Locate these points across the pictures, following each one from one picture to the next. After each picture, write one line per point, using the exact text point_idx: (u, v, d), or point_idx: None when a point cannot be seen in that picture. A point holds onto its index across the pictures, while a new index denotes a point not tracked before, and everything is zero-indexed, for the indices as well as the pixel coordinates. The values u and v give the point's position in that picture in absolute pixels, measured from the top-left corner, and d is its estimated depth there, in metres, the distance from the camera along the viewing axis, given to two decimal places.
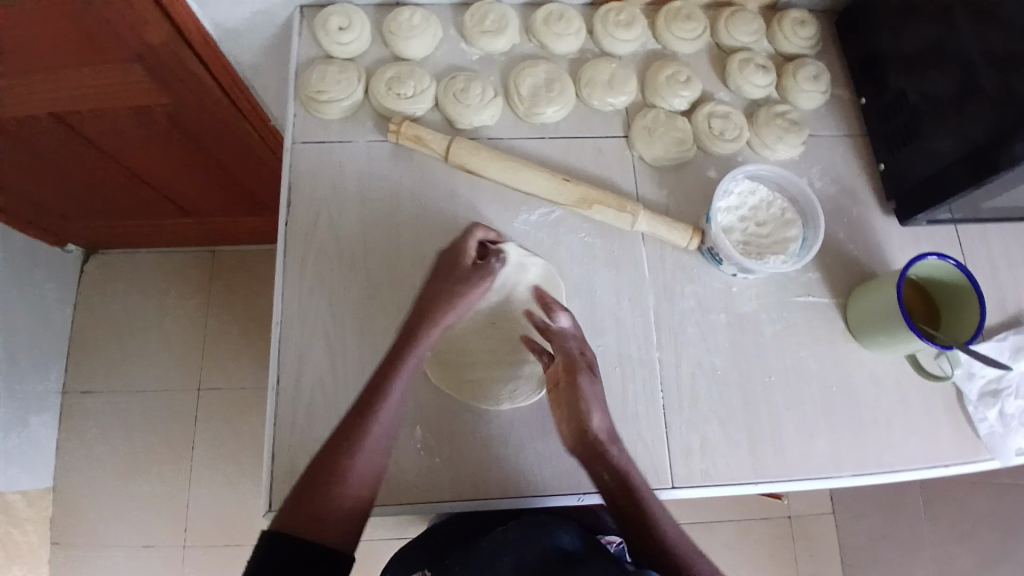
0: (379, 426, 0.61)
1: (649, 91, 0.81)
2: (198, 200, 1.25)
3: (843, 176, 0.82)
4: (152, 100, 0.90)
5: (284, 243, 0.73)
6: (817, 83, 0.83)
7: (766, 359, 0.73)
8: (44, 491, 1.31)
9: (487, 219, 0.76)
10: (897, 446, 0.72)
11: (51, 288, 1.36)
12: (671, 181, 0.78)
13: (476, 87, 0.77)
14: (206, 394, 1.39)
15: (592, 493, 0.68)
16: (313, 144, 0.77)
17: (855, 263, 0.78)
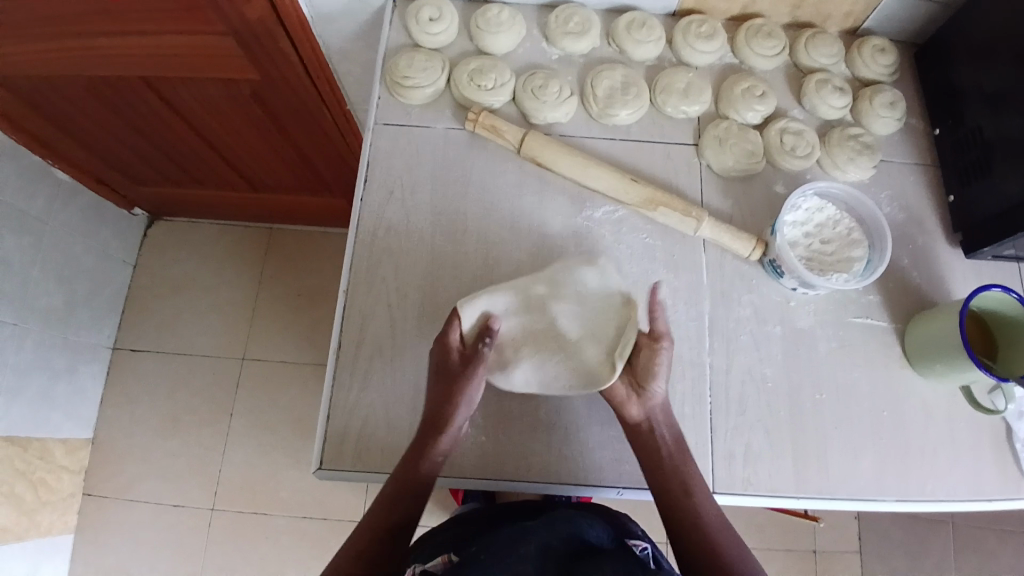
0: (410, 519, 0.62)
1: (723, 103, 0.82)
2: (265, 176, 1.31)
3: (911, 204, 0.82)
4: (240, 74, 0.95)
5: (357, 216, 0.77)
6: (893, 110, 0.83)
7: (818, 374, 0.73)
8: (83, 440, 1.37)
9: (550, 210, 0.78)
10: (944, 478, 0.71)
11: (115, 247, 1.43)
12: (737, 191, 0.79)
13: (555, 85, 0.80)
14: (248, 362, 1.44)
15: (632, 489, 0.69)
16: (394, 126, 0.81)
17: (917, 290, 0.78)
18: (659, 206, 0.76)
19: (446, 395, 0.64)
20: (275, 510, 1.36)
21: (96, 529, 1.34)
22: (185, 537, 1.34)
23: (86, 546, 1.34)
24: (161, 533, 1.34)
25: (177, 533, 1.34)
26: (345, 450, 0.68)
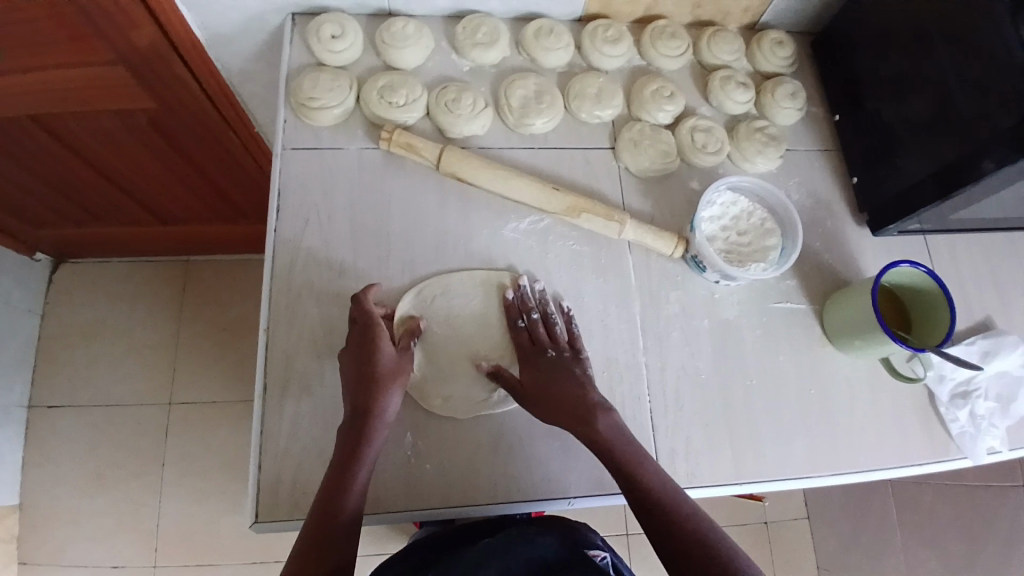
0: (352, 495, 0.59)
1: (635, 105, 0.83)
2: (175, 208, 1.24)
3: (817, 190, 0.86)
4: (135, 105, 0.89)
5: (272, 250, 0.73)
6: (793, 100, 0.86)
7: (747, 363, 0.76)
8: (9, 507, 1.25)
9: (475, 224, 0.77)
10: (870, 448, 0.75)
11: (17, 296, 1.31)
12: (656, 192, 0.81)
13: (468, 98, 0.79)
14: (176, 408, 1.36)
15: (581, 498, 0.68)
16: (304, 150, 0.77)
17: (829, 271, 0.82)
18: (581, 210, 0.76)
19: (379, 391, 0.63)
20: (222, 560, 1.28)
21: None
22: None
23: None
24: None
25: None
26: (281, 499, 0.65)
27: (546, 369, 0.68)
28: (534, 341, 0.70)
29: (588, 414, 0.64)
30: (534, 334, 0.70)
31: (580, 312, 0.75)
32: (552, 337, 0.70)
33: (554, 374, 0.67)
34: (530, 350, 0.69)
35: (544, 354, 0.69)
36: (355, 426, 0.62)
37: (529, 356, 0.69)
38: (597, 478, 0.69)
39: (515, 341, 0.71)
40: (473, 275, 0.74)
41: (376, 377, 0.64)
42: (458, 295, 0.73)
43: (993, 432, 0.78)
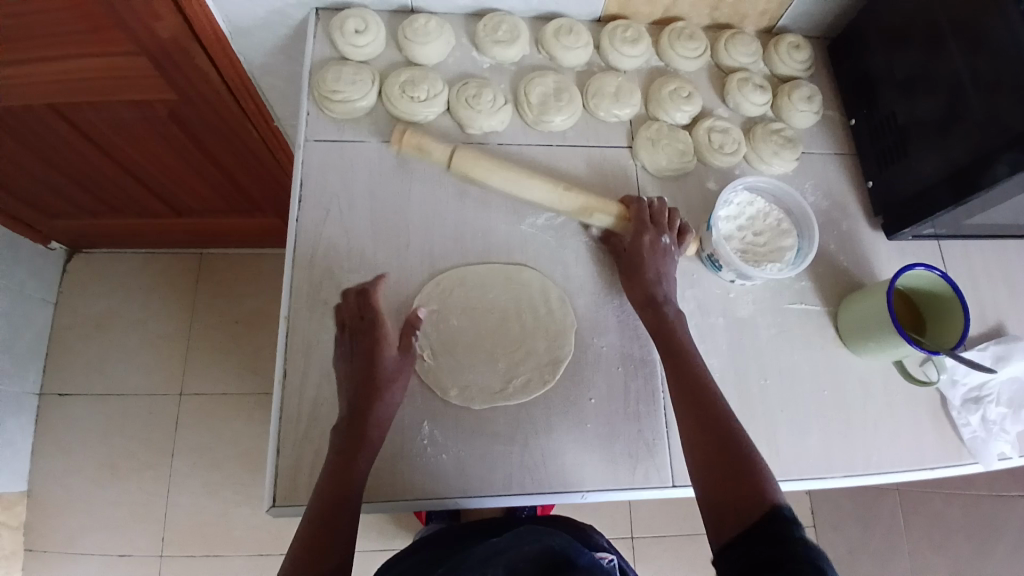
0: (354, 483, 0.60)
1: (652, 105, 0.84)
2: (191, 200, 1.25)
3: (833, 192, 0.86)
4: (157, 96, 0.91)
5: (293, 240, 0.74)
6: (810, 103, 0.87)
7: (762, 361, 0.76)
8: (18, 495, 1.27)
9: (494, 218, 0.78)
10: (884, 449, 0.75)
11: (33, 285, 1.33)
12: (672, 190, 0.82)
13: (488, 94, 0.80)
14: (187, 398, 1.36)
15: (595, 491, 0.68)
16: (325, 142, 0.78)
17: (844, 273, 0.82)
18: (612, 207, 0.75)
19: (380, 387, 0.64)
20: (230, 550, 1.29)
21: None
22: None
23: None
24: None
25: None
26: (298, 484, 0.65)
27: (652, 255, 0.73)
28: (654, 223, 0.74)
29: (654, 304, 0.71)
30: (657, 216, 0.75)
31: (597, 307, 0.76)
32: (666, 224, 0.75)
33: (660, 262, 0.73)
34: (648, 228, 0.74)
35: (659, 239, 0.74)
36: (356, 419, 0.63)
37: (641, 231, 0.73)
38: (611, 472, 0.69)
39: (637, 214, 0.74)
40: (491, 268, 0.75)
41: (376, 374, 0.65)
42: (476, 287, 0.74)
43: (1005, 437, 0.78)
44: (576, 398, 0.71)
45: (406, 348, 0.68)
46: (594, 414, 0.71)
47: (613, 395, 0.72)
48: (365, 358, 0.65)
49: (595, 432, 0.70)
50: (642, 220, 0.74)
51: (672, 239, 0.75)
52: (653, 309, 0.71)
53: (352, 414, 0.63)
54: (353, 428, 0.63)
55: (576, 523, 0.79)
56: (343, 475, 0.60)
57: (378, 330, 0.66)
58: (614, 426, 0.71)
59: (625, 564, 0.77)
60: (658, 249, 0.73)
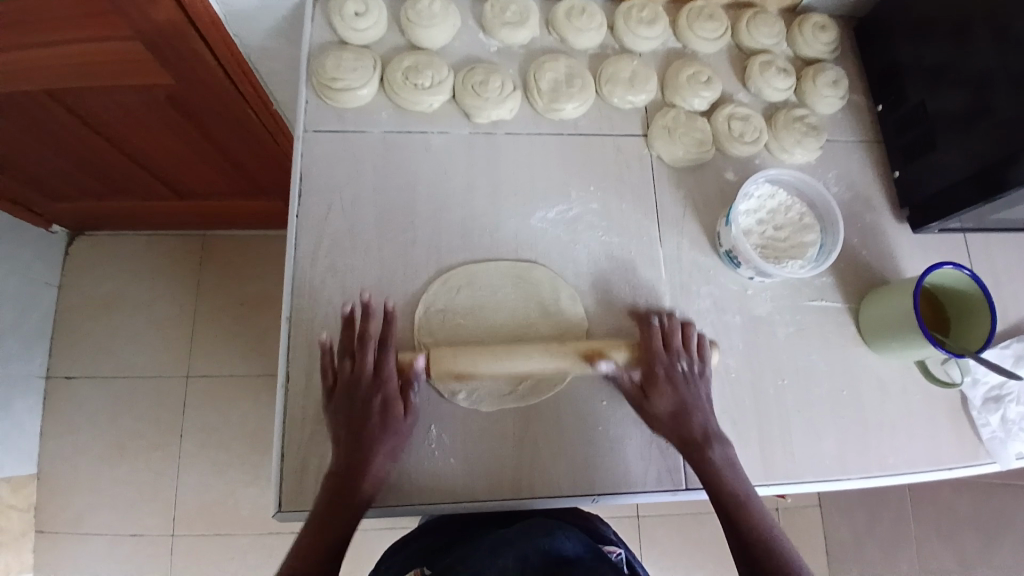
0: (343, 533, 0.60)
1: (669, 90, 0.80)
2: (192, 183, 1.22)
3: (855, 183, 0.82)
4: (154, 80, 0.87)
5: (295, 236, 0.71)
6: (835, 88, 0.82)
7: (779, 361, 0.74)
8: (27, 477, 1.26)
9: (502, 213, 0.75)
10: (901, 449, 0.73)
11: (36, 266, 1.31)
12: (689, 181, 0.78)
13: (496, 80, 0.76)
14: (195, 380, 1.36)
15: (605, 494, 0.67)
16: (327, 133, 0.75)
17: (866, 268, 0.79)
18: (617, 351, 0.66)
19: (378, 441, 0.63)
20: (240, 530, 1.30)
21: (51, 570, 1.25)
22: (145, 569, 1.26)
23: None
24: (118, 567, 1.26)
25: (138, 565, 1.26)
26: (304, 488, 0.64)
27: (668, 389, 0.66)
28: (666, 347, 0.68)
29: (697, 445, 0.65)
30: (667, 338, 0.69)
31: (610, 306, 0.73)
32: (680, 346, 0.69)
33: (686, 396, 0.66)
34: (662, 355, 0.67)
35: (676, 366, 0.67)
36: (349, 467, 0.62)
37: (657, 363, 0.67)
38: (623, 475, 0.68)
39: (647, 339, 0.68)
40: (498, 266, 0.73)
41: (378, 426, 0.63)
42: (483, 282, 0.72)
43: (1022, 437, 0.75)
44: (589, 400, 0.70)
45: (411, 406, 0.65)
46: (605, 416, 0.69)
47: (625, 396, 0.70)
48: (374, 408, 0.63)
49: (607, 434, 0.69)
50: (654, 345, 0.68)
51: (692, 362, 0.68)
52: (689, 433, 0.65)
53: (343, 461, 0.62)
54: (348, 475, 0.61)
55: (581, 512, 0.78)
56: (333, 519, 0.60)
57: (383, 381, 0.64)
58: (626, 429, 0.69)
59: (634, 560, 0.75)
60: (679, 378, 0.67)
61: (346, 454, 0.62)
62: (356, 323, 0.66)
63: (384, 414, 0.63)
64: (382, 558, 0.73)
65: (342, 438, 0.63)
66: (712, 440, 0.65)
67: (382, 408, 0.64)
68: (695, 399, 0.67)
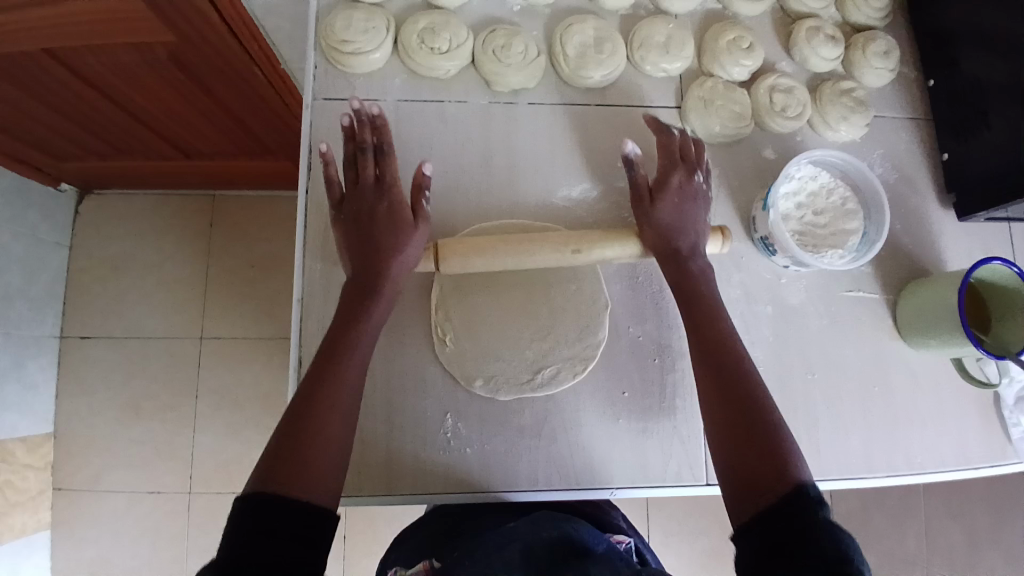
0: (346, 379, 0.54)
1: (706, 58, 0.73)
2: (198, 142, 1.17)
3: (902, 163, 0.76)
4: (154, 37, 0.82)
5: (304, 214, 0.67)
6: (886, 59, 0.75)
7: (810, 354, 0.70)
8: (44, 436, 1.29)
9: (523, 191, 0.70)
10: (930, 447, 0.71)
11: (42, 226, 1.29)
12: (724, 159, 0.73)
13: (519, 44, 0.70)
14: (208, 342, 1.36)
15: (624, 488, 0.65)
16: (336, 101, 0.70)
17: (907, 257, 0.74)
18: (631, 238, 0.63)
19: (386, 256, 0.59)
20: None
21: (71, 526, 1.28)
22: (164, 525, 1.29)
23: (63, 543, 1.28)
24: (137, 523, 1.29)
25: (156, 521, 1.29)
26: None
27: (676, 199, 0.64)
28: (682, 157, 0.67)
29: (679, 258, 0.62)
30: (683, 148, 0.67)
31: (636, 293, 0.70)
32: (694, 159, 0.67)
33: (687, 204, 0.64)
34: (676, 161, 0.66)
35: (690, 180, 0.65)
36: (355, 300, 0.58)
37: (668, 171, 0.65)
38: (643, 469, 0.66)
39: (665, 143, 0.67)
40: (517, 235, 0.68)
41: (388, 233, 0.60)
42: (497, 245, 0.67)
43: None
44: (610, 392, 0.67)
45: (421, 218, 0.62)
46: (626, 409, 0.67)
47: (647, 389, 0.68)
48: (385, 212, 0.61)
49: (628, 427, 0.66)
50: (671, 152, 0.67)
51: (703, 176, 0.66)
52: (676, 262, 0.62)
53: (349, 295, 0.59)
54: (358, 289, 0.59)
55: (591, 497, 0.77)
56: (335, 369, 0.54)
57: (394, 185, 0.62)
58: (648, 422, 0.67)
59: (643, 545, 0.75)
60: (686, 191, 0.65)
61: (353, 281, 0.60)
62: (357, 133, 0.62)
63: (388, 224, 0.60)
64: (393, 539, 0.72)
65: (345, 246, 0.61)
66: (695, 253, 0.62)
67: (387, 224, 0.60)
68: (695, 216, 0.64)
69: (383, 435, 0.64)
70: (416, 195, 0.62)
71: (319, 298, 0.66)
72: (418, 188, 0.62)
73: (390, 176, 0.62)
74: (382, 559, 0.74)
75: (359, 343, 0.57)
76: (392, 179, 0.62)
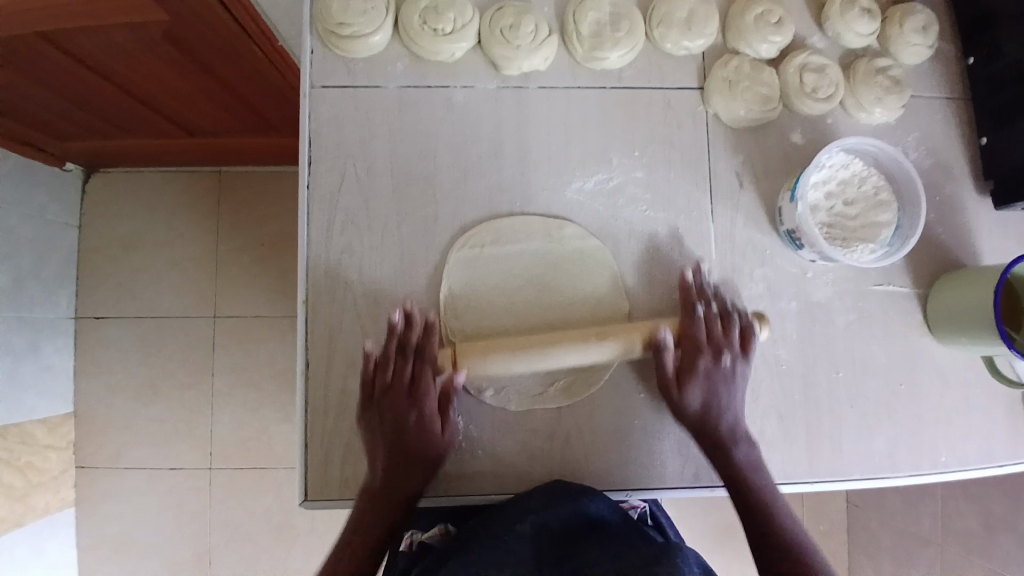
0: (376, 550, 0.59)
1: (732, 34, 0.68)
2: (200, 120, 1.14)
3: (940, 147, 0.71)
4: (145, 17, 0.77)
5: (307, 209, 0.65)
6: (924, 36, 0.69)
7: (836, 351, 0.67)
8: (65, 416, 1.31)
9: (535, 182, 0.67)
10: (956, 446, 0.68)
11: (50, 208, 1.28)
12: (749, 145, 0.68)
13: (528, 23, 0.65)
14: (221, 322, 1.36)
15: (639, 490, 0.64)
16: (337, 88, 0.66)
17: (941, 248, 0.70)
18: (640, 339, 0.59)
19: (417, 445, 0.60)
20: (274, 464, 1.33)
21: (96, 502, 1.32)
22: (186, 501, 1.32)
23: (89, 518, 1.32)
24: (160, 499, 1.32)
25: (178, 497, 1.32)
26: (331, 478, 0.62)
27: (713, 368, 0.61)
28: (710, 338, 0.62)
29: (714, 422, 0.61)
30: (712, 326, 0.62)
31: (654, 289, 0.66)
32: (725, 337, 0.62)
33: (720, 384, 0.61)
34: (707, 358, 0.61)
35: (718, 365, 0.61)
36: (386, 488, 0.59)
37: (699, 358, 0.61)
38: (658, 470, 0.64)
39: (693, 335, 0.61)
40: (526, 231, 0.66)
41: (418, 461, 0.60)
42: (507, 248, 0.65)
43: None
44: (626, 393, 0.65)
45: (454, 404, 0.61)
46: (642, 409, 0.65)
47: (664, 390, 0.65)
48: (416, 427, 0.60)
49: (643, 428, 0.65)
50: (701, 336, 0.61)
51: (733, 356, 0.62)
52: (714, 455, 0.61)
53: (381, 478, 0.59)
54: (382, 496, 0.59)
55: None
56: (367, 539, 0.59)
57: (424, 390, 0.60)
58: (664, 422, 0.65)
59: (659, 511, 0.75)
60: (717, 376, 0.61)
61: (383, 461, 0.60)
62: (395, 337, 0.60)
63: (420, 420, 0.60)
64: (409, 513, 0.73)
65: (375, 434, 0.60)
66: (736, 439, 0.61)
67: (422, 412, 0.59)
68: (727, 392, 0.61)
69: None
70: (449, 392, 0.60)
71: (325, 298, 0.64)
72: (448, 387, 0.60)
73: (419, 367, 0.60)
74: None
75: (384, 529, 0.59)
76: (429, 361, 0.60)
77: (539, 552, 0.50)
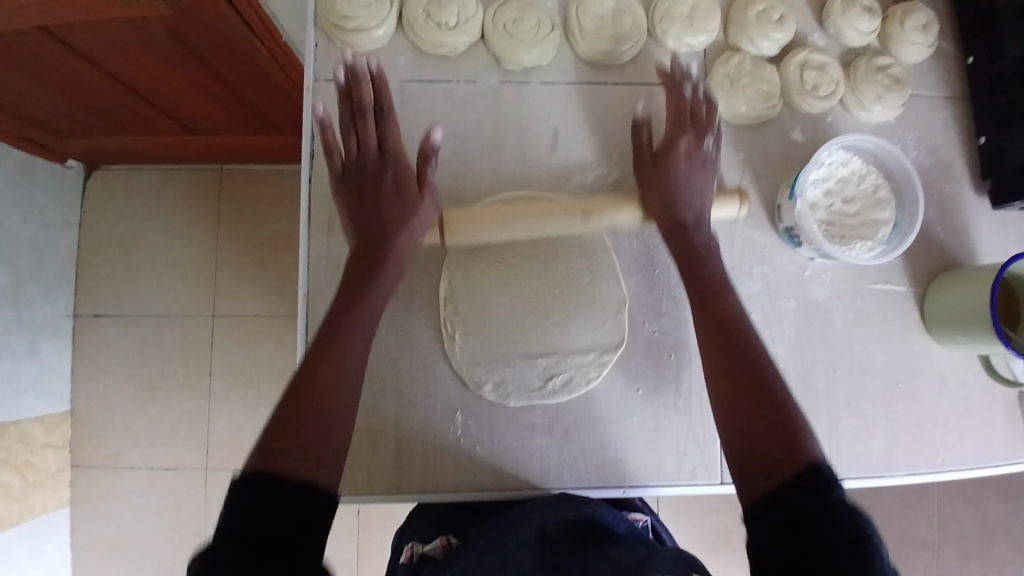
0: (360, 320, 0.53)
1: (733, 31, 0.68)
2: (200, 118, 1.14)
3: (939, 147, 0.72)
4: (149, 13, 0.77)
5: (307, 204, 0.65)
6: (926, 33, 0.70)
7: (835, 351, 0.67)
8: (61, 415, 1.30)
9: (536, 179, 0.67)
10: (954, 446, 0.68)
11: (50, 207, 1.27)
12: (750, 143, 0.68)
13: (531, 18, 0.65)
14: (219, 321, 1.35)
15: (638, 487, 0.64)
16: (339, 82, 0.66)
17: (941, 248, 0.70)
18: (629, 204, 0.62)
19: (391, 224, 0.59)
20: None
21: (92, 502, 1.31)
22: (183, 501, 1.31)
23: (84, 518, 1.30)
24: (156, 499, 1.31)
25: (175, 497, 1.31)
26: None
27: (685, 167, 0.62)
28: (685, 124, 0.64)
29: (684, 227, 0.60)
30: (685, 119, 0.64)
31: (650, 289, 0.67)
32: (699, 124, 0.64)
33: (691, 167, 0.62)
34: (676, 130, 0.63)
35: (697, 145, 0.63)
36: (362, 276, 0.57)
37: (675, 137, 0.63)
38: (657, 467, 0.64)
39: (659, 147, 0.64)
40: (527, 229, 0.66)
41: (393, 206, 0.59)
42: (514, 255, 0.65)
43: None
44: (624, 391, 0.65)
45: (428, 189, 0.60)
46: (640, 407, 0.65)
47: (661, 388, 0.65)
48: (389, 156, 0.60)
49: (642, 426, 0.65)
50: (674, 124, 0.64)
51: (712, 138, 0.64)
52: (686, 236, 0.59)
53: (356, 268, 0.57)
54: (359, 249, 0.58)
55: None
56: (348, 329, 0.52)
57: (398, 156, 0.60)
58: (662, 419, 0.65)
59: (659, 523, 0.74)
60: (689, 153, 0.62)
61: (356, 260, 0.58)
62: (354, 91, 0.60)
63: (392, 194, 0.59)
64: (407, 518, 0.73)
65: (356, 228, 0.59)
66: (701, 226, 0.60)
67: (404, 219, 0.59)
68: (700, 170, 0.62)
69: (392, 434, 0.62)
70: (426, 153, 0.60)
71: (324, 293, 0.64)
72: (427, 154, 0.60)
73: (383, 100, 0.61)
74: (398, 536, 0.74)
75: (368, 313, 0.55)
76: (390, 118, 0.61)
77: (539, 558, 0.49)
